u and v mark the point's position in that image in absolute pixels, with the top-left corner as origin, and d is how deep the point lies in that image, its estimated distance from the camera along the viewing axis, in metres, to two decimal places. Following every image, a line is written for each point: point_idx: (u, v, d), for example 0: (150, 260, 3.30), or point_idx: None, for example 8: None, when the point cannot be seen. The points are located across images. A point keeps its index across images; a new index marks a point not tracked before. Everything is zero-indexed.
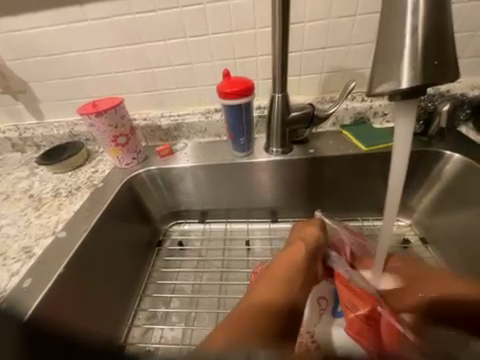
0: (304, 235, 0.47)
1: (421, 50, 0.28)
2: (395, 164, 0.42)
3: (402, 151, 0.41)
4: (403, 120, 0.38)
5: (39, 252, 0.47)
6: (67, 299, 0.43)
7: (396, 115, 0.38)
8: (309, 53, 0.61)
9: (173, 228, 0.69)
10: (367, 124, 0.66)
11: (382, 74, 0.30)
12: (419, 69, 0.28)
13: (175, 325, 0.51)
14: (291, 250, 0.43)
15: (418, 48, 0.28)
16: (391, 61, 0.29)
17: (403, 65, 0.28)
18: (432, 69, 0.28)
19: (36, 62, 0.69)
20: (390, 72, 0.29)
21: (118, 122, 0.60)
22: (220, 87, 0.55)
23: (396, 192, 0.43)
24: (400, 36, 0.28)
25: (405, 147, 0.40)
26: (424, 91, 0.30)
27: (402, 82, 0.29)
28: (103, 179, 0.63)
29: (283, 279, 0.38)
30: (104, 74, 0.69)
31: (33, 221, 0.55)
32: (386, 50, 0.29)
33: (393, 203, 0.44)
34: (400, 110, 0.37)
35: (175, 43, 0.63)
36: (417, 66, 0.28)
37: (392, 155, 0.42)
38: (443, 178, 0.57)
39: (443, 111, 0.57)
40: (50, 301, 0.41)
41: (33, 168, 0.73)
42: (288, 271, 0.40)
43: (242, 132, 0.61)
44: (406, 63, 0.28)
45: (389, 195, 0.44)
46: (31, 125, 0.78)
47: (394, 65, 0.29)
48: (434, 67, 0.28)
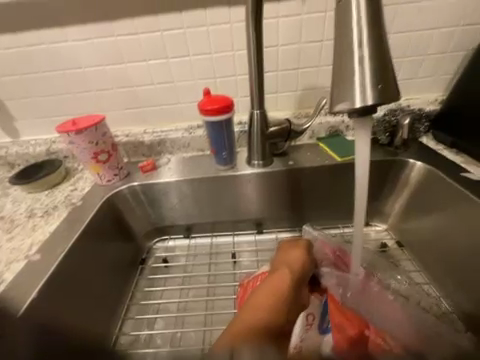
0: (288, 259, 0.46)
1: (370, 75, 0.32)
2: (359, 174, 0.45)
3: (364, 161, 0.44)
4: (363, 133, 0.42)
5: (9, 278, 0.44)
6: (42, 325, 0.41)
7: (357, 129, 0.42)
8: (284, 74, 0.66)
9: (157, 245, 0.67)
10: (341, 137, 0.71)
11: (337, 96, 0.34)
12: (369, 91, 0.32)
13: (159, 347, 0.48)
14: (277, 275, 0.42)
15: (367, 73, 0.32)
16: (345, 84, 0.33)
17: (355, 88, 0.32)
18: (377, 90, 0.32)
19: (12, 81, 0.68)
20: (346, 93, 0.33)
21: (99, 139, 0.59)
22: (200, 105, 0.57)
23: (362, 201, 0.46)
24: (351, 63, 0.33)
25: (366, 159, 0.44)
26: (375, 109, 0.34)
27: (355, 102, 0.33)
28: (83, 197, 0.62)
29: (269, 304, 0.37)
30: (85, 93, 0.69)
31: (4, 244, 0.51)
32: (342, 74, 0.33)
33: (362, 210, 0.47)
34: (359, 124, 0.42)
35: (157, 64, 0.66)
36: (368, 88, 0.32)
37: (355, 166, 0.45)
38: (410, 183, 0.62)
39: (405, 124, 0.63)
40: (23, 327, 0.38)
41: (5, 188, 0.70)
42: (277, 291, 0.39)
43: (224, 146, 0.63)
44: (357, 86, 0.32)
45: (357, 204, 0.47)
46: (4, 143, 0.75)
47: (348, 88, 0.33)
48: (379, 90, 0.32)
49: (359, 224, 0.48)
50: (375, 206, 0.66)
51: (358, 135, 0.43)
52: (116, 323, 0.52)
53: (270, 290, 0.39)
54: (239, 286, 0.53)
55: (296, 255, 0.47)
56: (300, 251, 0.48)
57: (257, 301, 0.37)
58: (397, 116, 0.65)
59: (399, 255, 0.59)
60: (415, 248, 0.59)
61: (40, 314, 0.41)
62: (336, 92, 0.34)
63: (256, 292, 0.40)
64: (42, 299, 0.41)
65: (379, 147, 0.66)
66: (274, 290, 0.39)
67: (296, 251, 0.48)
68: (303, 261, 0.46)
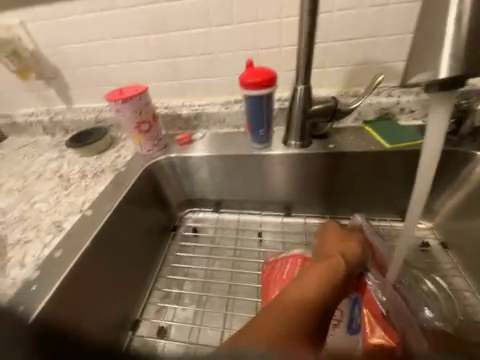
0: (342, 246, 0.43)
1: (464, 41, 0.28)
2: (423, 164, 0.42)
3: (432, 150, 0.41)
4: (435, 115, 0.38)
5: (68, 227, 0.51)
6: (88, 276, 0.46)
7: (432, 108, 0.38)
8: (335, 45, 0.59)
9: (188, 215, 0.71)
10: (392, 121, 0.64)
11: (419, 63, 0.30)
12: (461, 58, 0.28)
13: (187, 306, 0.53)
14: (331, 257, 0.40)
15: (462, 38, 0.28)
16: (430, 49, 0.29)
17: (444, 54, 0.28)
18: (471, 58, 0.28)
19: (68, 49, 0.72)
20: (431, 60, 0.29)
21: (143, 108, 0.62)
22: (242, 77, 0.55)
23: (423, 190, 0.43)
24: (443, 24, 0.29)
25: (436, 148, 0.40)
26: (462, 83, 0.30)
27: (440, 72, 0.29)
28: (126, 164, 0.66)
29: (325, 283, 0.36)
30: (130, 63, 0.71)
31: (62, 199, 0.59)
32: (425, 39, 0.30)
33: (418, 202, 0.44)
34: (437, 103, 0.37)
35: (200, 33, 0.64)
36: (460, 55, 0.28)
37: (422, 155, 0.42)
38: (472, 180, 0.54)
39: (479, 109, 0.52)
40: (75, 275, 0.44)
41: (62, 150, 0.78)
42: (334, 271, 0.38)
43: (262, 124, 0.61)
44: (448, 51, 0.28)
45: (415, 192, 0.44)
46: (60, 109, 0.82)
47: (435, 53, 0.29)
48: (474, 58, 0.28)
49: (412, 214, 0.46)
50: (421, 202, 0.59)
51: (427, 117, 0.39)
52: (151, 280, 0.58)
53: (326, 269, 0.38)
54: (264, 263, 0.54)
55: (349, 246, 0.43)
56: (356, 240, 0.45)
57: (305, 283, 0.35)
58: (469, 98, 0.53)
59: (441, 258, 0.54)
60: (462, 253, 0.53)
61: (63, 299, 0.42)
62: (416, 60, 0.30)
63: (304, 273, 0.38)
64: (91, 253, 0.47)
65: None
66: (321, 276, 0.36)
67: (352, 238, 0.45)
68: (357, 253, 0.42)
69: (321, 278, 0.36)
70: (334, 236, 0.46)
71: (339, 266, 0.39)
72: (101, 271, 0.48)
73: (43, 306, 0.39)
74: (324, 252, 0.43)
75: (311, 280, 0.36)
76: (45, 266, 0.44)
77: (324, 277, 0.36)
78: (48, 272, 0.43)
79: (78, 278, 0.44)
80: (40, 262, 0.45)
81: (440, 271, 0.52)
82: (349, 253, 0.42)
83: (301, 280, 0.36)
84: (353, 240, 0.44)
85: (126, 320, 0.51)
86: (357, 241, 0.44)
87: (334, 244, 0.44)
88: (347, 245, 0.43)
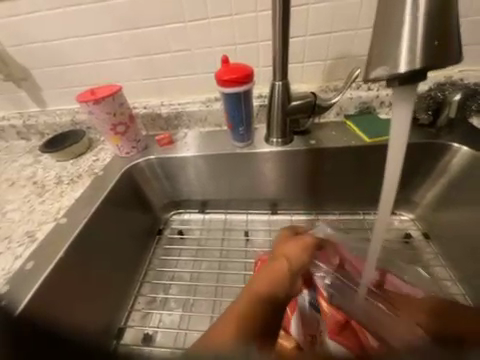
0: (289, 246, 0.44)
1: (423, 31, 0.26)
2: (391, 160, 0.40)
3: (398, 146, 0.39)
4: (400, 108, 0.36)
5: (41, 237, 0.49)
6: (62, 286, 0.44)
7: (394, 101, 0.36)
8: (313, 39, 0.58)
9: (173, 217, 0.70)
10: (372, 114, 0.64)
11: (378, 57, 0.29)
12: (419, 49, 0.26)
13: (173, 310, 0.52)
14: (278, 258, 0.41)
15: (421, 26, 0.26)
16: (388, 41, 0.28)
17: (402, 44, 0.27)
18: (431, 49, 0.26)
19: (36, 48, 0.68)
20: (390, 51, 0.28)
21: (117, 109, 0.59)
22: (218, 74, 0.53)
23: (394, 178, 0.41)
24: (400, 12, 0.27)
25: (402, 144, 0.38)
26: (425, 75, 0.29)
27: (400, 66, 0.27)
28: (104, 167, 0.64)
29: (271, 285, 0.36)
30: (104, 61, 0.68)
31: (36, 207, 0.56)
32: (386, 26, 0.28)
33: (386, 206, 0.43)
34: (398, 96, 0.35)
35: (174, 29, 0.62)
36: (419, 44, 0.26)
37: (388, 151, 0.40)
38: (449, 171, 0.54)
39: (454, 100, 0.54)
40: (47, 287, 0.42)
41: (37, 155, 0.74)
42: (279, 271, 0.39)
43: (242, 122, 0.60)
44: (407, 39, 0.27)
45: (385, 189, 0.42)
46: (34, 112, 0.78)
47: (395, 42, 0.27)
48: (433, 49, 0.26)
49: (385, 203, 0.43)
50: (403, 194, 0.60)
51: (393, 112, 0.37)
52: (136, 285, 0.57)
53: (270, 272, 0.39)
54: (255, 262, 0.54)
55: (295, 246, 0.43)
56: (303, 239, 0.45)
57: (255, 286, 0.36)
58: (445, 91, 0.54)
59: (422, 248, 0.55)
60: (443, 244, 0.54)
61: (47, 298, 0.42)
62: (377, 51, 0.29)
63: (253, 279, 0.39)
64: (65, 263, 0.45)
65: (417, 128, 0.58)
66: (269, 278, 0.37)
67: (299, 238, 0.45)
68: (302, 252, 0.43)
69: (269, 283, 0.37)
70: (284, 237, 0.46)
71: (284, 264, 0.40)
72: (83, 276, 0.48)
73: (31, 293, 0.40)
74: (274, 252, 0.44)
75: (259, 282, 0.37)
76: (14, 279, 0.41)
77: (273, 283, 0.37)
78: (18, 285, 0.41)
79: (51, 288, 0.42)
80: (9, 276, 0.42)
81: (422, 262, 0.53)
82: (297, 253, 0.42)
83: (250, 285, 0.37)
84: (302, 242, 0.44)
85: (110, 326, 0.50)
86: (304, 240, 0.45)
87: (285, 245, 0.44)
88: (292, 245, 0.44)
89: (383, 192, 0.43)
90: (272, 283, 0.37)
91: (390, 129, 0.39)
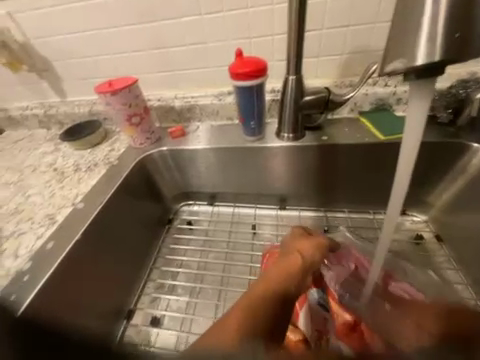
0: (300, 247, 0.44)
1: (444, 22, 0.25)
2: (403, 157, 0.39)
3: (412, 143, 0.38)
4: (415, 103, 0.35)
5: (60, 219, 0.52)
6: (79, 267, 0.47)
7: (410, 97, 0.35)
8: (330, 32, 0.57)
9: (183, 208, 0.72)
10: (388, 112, 0.62)
11: (395, 49, 0.28)
12: (438, 41, 0.26)
13: (180, 296, 0.54)
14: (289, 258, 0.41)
15: (442, 17, 0.25)
16: (407, 32, 0.27)
17: (420, 36, 0.26)
18: (452, 41, 0.25)
19: (58, 40, 0.71)
20: (408, 44, 0.27)
21: (133, 101, 0.61)
22: (231, 67, 0.53)
23: (406, 175, 0.40)
24: (420, 2, 0.26)
25: (415, 141, 0.37)
26: (444, 68, 0.28)
27: (417, 58, 0.27)
28: (119, 157, 0.66)
29: (280, 283, 0.36)
30: (121, 53, 0.70)
31: (56, 192, 0.59)
32: (406, 17, 0.27)
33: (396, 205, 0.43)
34: (415, 91, 0.34)
35: (190, 21, 0.62)
36: (439, 36, 0.25)
37: (401, 148, 0.39)
38: (467, 172, 0.52)
39: (477, 99, 0.50)
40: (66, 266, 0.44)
41: (57, 144, 0.78)
42: (288, 271, 0.38)
43: (253, 116, 0.60)
44: (426, 30, 0.26)
45: (395, 187, 0.42)
46: (55, 102, 0.82)
47: (413, 34, 0.27)
48: (453, 41, 0.25)
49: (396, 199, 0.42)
50: (416, 194, 0.59)
51: (408, 106, 0.36)
52: (146, 270, 0.59)
53: (280, 271, 0.38)
54: (263, 255, 0.56)
55: (304, 245, 0.44)
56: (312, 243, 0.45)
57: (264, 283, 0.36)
58: (468, 88, 0.52)
59: (433, 250, 0.54)
60: (456, 247, 0.53)
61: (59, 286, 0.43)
62: (394, 43, 0.28)
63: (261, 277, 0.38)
64: (81, 245, 0.48)
65: (435, 126, 0.56)
66: (278, 276, 0.37)
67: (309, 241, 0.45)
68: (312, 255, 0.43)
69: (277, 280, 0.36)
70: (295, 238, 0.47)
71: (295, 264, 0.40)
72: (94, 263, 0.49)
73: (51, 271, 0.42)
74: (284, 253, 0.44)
75: (268, 281, 0.36)
76: (36, 257, 0.44)
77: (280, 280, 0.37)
78: (38, 262, 0.44)
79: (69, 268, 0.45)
80: (32, 254, 0.46)
81: (432, 264, 0.52)
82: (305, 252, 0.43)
83: (259, 282, 0.36)
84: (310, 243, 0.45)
85: (120, 308, 0.52)
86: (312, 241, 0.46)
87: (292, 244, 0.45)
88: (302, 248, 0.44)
89: (393, 190, 0.42)
90: (280, 279, 0.37)
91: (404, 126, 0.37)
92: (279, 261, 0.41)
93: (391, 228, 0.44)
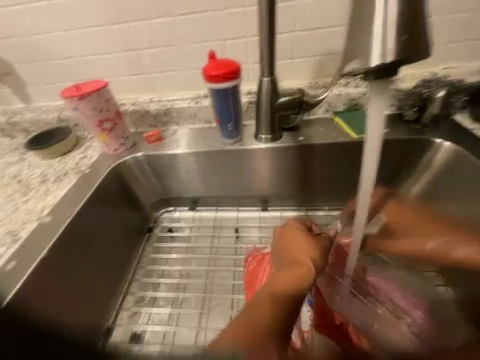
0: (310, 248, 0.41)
1: (397, 25, 0.27)
2: (368, 154, 0.40)
3: (376, 140, 0.39)
4: (377, 104, 0.36)
5: (24, 236, 0.47)
6: (47, 286, 0.43)
7: (371, 97, 0.36)
8: (301, 35, 0.59)
9: (163, 215, 0.69)
10: (360, 111, 0.65)
11: (354, 51, 0.29)
12: (391, 44, 0.27)
13: (162, 308, 0.52)
14: (301, 262, 0.39)
15: (392, 22, 0.27)
16: (361, 36, 0.28)
17: (374, 40, 0.27)
18: (402, 44, 0.27)
19: (19, 43, 0.67)
20: (364, 47, 0.28)
21: (103, 105, 0.58)
22: (205, 70, 0.53)
23: (369, 178, 0.41)
24: (373, 7, 0.27)
25: (379, 137, 0.38)
26: (397, 69, 0.29)
27: (372, 60, 0.28)
28: (91, 165, 0.63)
29: (292, 293, 0.35)
30: (90, 56, 0.66)
31: (20, 205, 0.55)
32: (360, 21, 0.28)
33: (366, 201, 0.43)
34: (374, 92, 0.35)
35: (161, 23, 0.61)
36: (391, 39, 0.27)
37: (366, 146, 0.40)
38: (434, 166, 0.55)
39: (438, 97, 0.55)
40: (32, 285, 0.41)
41: (22, 153, 0.73)
42: (301, 279, 0.36)
43: (230, 118, 0.60)
44: (377, 34, 0.27)
45: (363, 182, 0.42)
46: (18, 109, 0.76)
47: (366, 39, 0.28)
48: (402, 43, 0.27)
49: (365, 199, 0.43)
50: (390, 190, 0.61)
51: (370, 108, 0.37)
52: (124, 284, 0.56)
53: (292, 279, 0.36)
54: (247, 259, 0.55)
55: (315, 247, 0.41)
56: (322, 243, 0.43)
57: (277, 292, 0.35)
58: (430, 88, 0.57)
59: None
60: None
61: (29, 305, 0.40)
62: (351, 46, 0.29)
63: (273, 282, 0.37)
64: (50, 261, 0.44)
65: (403, 124, 0.59)
66: (291, 285, 0.36)
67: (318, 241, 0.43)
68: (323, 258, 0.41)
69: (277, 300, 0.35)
70: (302, 235, 0.44)
71: (310, 270, 0.37)
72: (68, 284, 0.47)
73: (16, 290, 0.39)
74: (294, 252, 0.42)
75: (281, 289, 0.35)
76: None
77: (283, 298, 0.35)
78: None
79: (37, 287, 0.42)
80: None
81: None
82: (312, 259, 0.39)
83: (272, 290, 0.36)
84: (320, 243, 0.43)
85: (96, 327, 0.49)
86: (320, 247, 0.42)
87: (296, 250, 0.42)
88: (313, 247, 0.41)
89: (361, 188, 0.43)
90: (290, 292, 0.35)
91: (367, 125, 0.39)
92: (288, 265, 0.39)
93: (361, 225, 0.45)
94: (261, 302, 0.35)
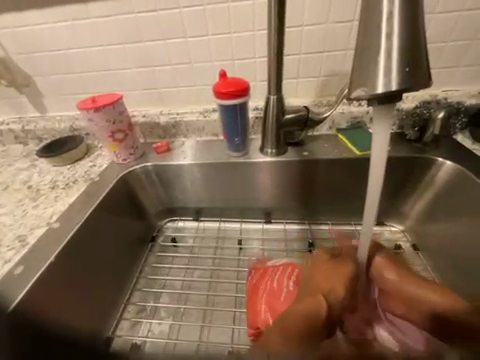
0: (329, 279, 0.42)
1: (401, 55, 0.29)
2: (374, 170, 0.41)
3: (380, 157, 0.40)
4: (381, 126, 0.37)
5: (32, 241, 0.48)
6: (53, 292, 0.43)
7: (374, 119, 0.37)
8: (306, 57, 0.62)
9: (167, 225, 0.70)
10: (363, 129, 0.67)
11: (360, 78, 0.31)
12: (395, 73, 0.29)
13: (163, 319, 0.51)
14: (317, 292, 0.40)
15: (396, 53, 0.29)
16: (367, 64, 0.30)
17: (378, 69, 0.29)
18: (405, 74, 0.29)
19: (40, 57, 0.71)
20: (370, 73, 0.30)
21: (116, 117, 0.61)
22: (215, 87, 0.56)
23: (375, 194, 0.42)
24: (377, 40, 0.30)
25: (383, 154, 0.39)
26: (401, 95, 0.31)
27: (377, 87, 0.30)
28: (100, 173, 0.64)
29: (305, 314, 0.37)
30: (106, 71, 0.70)
31: (29, 211, 0.56)
32: (365, 50, 0.30)
33: (371, 215, 0.43)
34: (378, 114, 0.37)
35: (175, 43, 0.65)
36: (395, 69, 0.29)
37: (370, 162, 0.41)
38: (436, 184, 0.57)
39: (439, 117, 0.57)
40: (38, 290, 0.41)
41: (34, 160, 0.75)
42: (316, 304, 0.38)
43: (238, 132, 0.62)
44: (382, 64, 0.29)
45: (368, 196, 0.43)
46: (33, 118, 0.80)
47: (371, 67, 0.30)
48: (405, 74, 0.29)
49: (369, 214, 0.44)
50: (392, 205, 0.62)
51: (374, 130, 0.38)
52: (127, 292, 0.56)
53: (306, 303, 0.39)
54: (250, 271, 0.54)
55: (332, 278, 0.42)
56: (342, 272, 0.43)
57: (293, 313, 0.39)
58: (430, 108, 0.59)
59: (413, 260, 0.56)
60: (432, 255, 0.55)
61: (35, 309, 0.40)
62: (358, 73, 0.31)
63: (288, 309, 0.40)
64: (55, 268, 0.44)
65: (405, 143, 0.61)
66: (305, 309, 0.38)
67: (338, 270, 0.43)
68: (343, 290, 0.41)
69: (298, 321, 0.37)
70: (322, 265, 0.45)
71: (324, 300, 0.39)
72: (85, 290, 0.48)
73: (22, 294, 0.39)
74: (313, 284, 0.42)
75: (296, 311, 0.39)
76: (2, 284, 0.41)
77: (303, 318, 0.37)
78: (3, 290, 0.40)
79: (42, 293, 0.42)
80: None
81: None
82: (334, 290, 0.40)
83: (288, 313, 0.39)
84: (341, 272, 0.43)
85: (98, 334, 0.48)
86: (338, 276, 0.42)
87: (321, 279, 0.43)
88: (331, 277, 0.42)
89: (366, 202, 0.44)
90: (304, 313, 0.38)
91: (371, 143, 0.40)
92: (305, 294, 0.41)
93: (367, 235, 0.45)
94: (275, 325, 0.39)
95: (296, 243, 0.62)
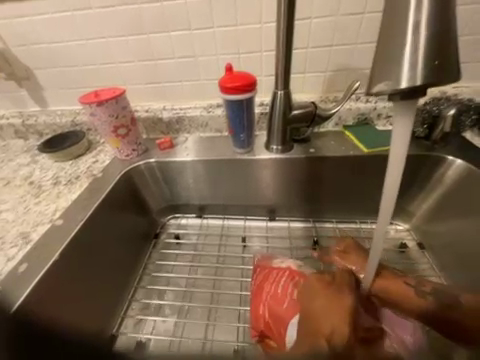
0: (320, 302, 0.39)
1: (427, 49, 0.28)
2: (392, 168, 0.40)
3: (399, 153, 0.39)
4: (404, 122, 0.36)
5: (35, 238, 0.47)
6: (55, 293, 0.43)
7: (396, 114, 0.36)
8: (314, 51, 0.60)
9: (170, 222, 0.69)
10: (370, 126, 0.66)
11: (382, 72, 0.30)
12: (422, 67, 0.28)
13: (168, 317, 0.51)
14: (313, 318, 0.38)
15: (419, 47, 0.28)
16: (392, 58, 0.29)
17: (404, 63, 0.28)
18: (431, 68, 0.28)
19: (40, 50, 0.69)
20: (394, 67, 0.29)
21: (119, 112, 0.60)
22: (221, 81, 0.54)
23: (392, 197, 0.41)
24: (401, 33, 0.28)
25: (403, 150, 0.38)
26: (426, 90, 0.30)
27: (402, 82, 0.29)
28: (103, 169, 0.63)
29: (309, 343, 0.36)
30: (108, 65, 0.69)
31: (32, 207, 0.55)
32: (389, 43, 0.29)
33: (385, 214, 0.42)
34: (401, 110, 0.35)
35: (179, 36, 0.63)
36: (421, 63, 0.28)
37: (389, 158, 0.40)
38: (445, 183, 0.56)
39: (448, 115, 0.56)
40: (41, 291, 0.40)
41: (35, 155, 0.74)
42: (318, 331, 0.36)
43: (243, 128, 0.61)
44: (408, 58, 0.28)
45: (384, 193, 0.42)
46: (34, 112, 0.78)
47: (395, 61, 0.29)
48: (432, 68, 0.28)
49: (384, 213, 0.42)
50: (399, 204, 0.61)
51: (397, 122, 0.37)
52: (130, 289, 0.56)
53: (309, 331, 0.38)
54: (255, 268, 0.54)
55: (323, 301, 0.39)
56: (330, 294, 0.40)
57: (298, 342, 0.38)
58: (440, 106, 0.58)
59: (418, 259, 0.56)
60: (439, 254, 0.55)
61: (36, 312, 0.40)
62: (380, 66, 0.30)
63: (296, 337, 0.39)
64: (57, 268, 0.43)
65: (414, 140, 0.60)
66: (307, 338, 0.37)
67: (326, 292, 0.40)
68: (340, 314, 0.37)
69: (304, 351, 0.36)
70: (312, 287, 0.43)
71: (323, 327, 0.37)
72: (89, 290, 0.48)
73: (23, 297, 0.38)
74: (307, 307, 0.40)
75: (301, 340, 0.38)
76: (7, 282, 0.40)
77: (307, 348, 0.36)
78: (9, 288, 0.39)
79: (44, 294, 0.41)
80: (1, 278, 0.41)
81: (417, 272, 0.53)
82: (335, 326, 0.36)
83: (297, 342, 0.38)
84: (332, 294, 0.40)
85: (102, 333, 0.48)
86: (330, 300, 0.39)
87: (319, 310, 0.39)
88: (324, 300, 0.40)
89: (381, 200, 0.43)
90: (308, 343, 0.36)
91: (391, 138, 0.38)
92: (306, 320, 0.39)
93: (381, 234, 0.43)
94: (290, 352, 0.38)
95: (300, 241, 0.62)
